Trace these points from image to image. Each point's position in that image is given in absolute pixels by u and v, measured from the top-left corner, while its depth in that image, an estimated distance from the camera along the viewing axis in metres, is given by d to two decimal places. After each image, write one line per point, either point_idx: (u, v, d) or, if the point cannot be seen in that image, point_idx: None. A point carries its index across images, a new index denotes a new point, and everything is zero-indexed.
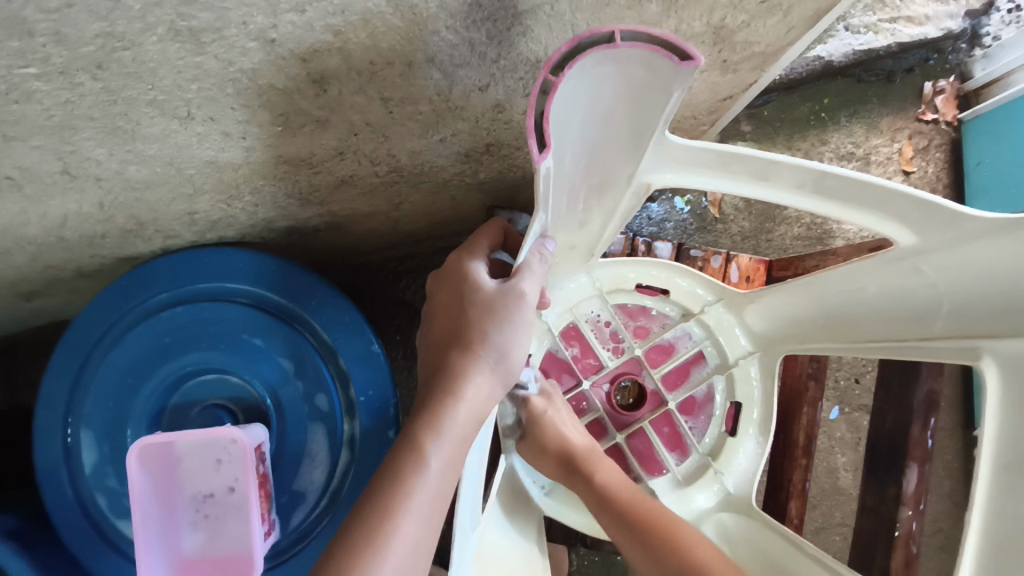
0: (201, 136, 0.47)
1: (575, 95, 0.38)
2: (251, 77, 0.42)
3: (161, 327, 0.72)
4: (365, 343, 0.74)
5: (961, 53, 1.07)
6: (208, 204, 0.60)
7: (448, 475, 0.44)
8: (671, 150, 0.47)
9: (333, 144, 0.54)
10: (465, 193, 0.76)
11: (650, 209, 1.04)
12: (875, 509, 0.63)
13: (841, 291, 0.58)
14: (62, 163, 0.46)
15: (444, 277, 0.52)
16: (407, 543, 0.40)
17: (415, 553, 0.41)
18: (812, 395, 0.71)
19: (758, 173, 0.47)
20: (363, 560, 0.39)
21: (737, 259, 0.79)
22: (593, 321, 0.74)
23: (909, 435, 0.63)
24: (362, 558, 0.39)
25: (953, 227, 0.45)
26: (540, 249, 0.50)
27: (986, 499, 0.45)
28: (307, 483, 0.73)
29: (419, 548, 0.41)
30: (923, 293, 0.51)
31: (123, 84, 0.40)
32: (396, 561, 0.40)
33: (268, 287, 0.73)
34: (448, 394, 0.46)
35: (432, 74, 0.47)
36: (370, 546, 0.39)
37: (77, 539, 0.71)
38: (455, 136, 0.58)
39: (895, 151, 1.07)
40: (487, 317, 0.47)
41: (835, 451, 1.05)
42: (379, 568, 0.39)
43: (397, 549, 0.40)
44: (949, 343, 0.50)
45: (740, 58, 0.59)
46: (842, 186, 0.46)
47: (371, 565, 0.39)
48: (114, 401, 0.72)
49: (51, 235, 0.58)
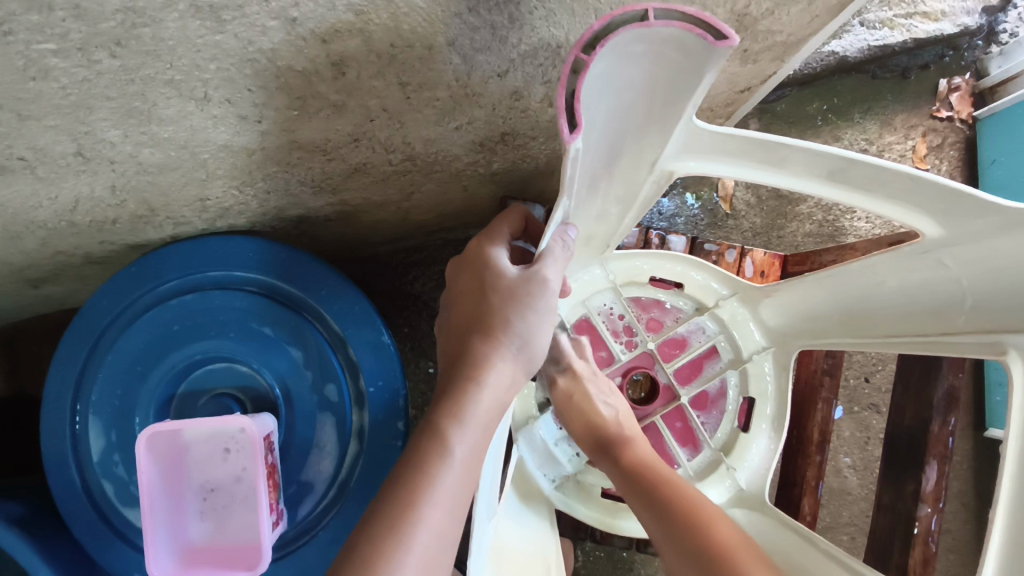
0: (217, 119, 0.46)
1: (605, 75, 0.37)
2: (270, 58, 0.41)
3: (171, 314, 0.72)
4: (375, 333, 0.73)
5: (977, 50, 1.06)
6: (220, 190, 0.60)
7: (471, 465, 0.43)
8: (695, 135, 0.46)
9: (348, 130, 0.53)
10: (477, 184, 0.75)
11: (661, 204, 1.04)
12: (893, 506, 0.63)
13: (860, 286, 0.57)
14: (77, 145, 0.46)
15: (465, 264, 0.51)
16: (433, 533, 0.40)
17: (441, 543, 0.40)
18: (827, 390, 0.70)
19: (785, 160, 0.46)
20: (388, 551, 0.38)
21: (752, 254, 0.78)
22: (606, 314, 0.73)
23: (928, 432, 0.62)
24: (388, 548, 0.38)
25: (983, 218, 0.44)
26: (563, 236, 0.48)
27: (1012, 496, 0.44)
28: (315, 474, 0.73)
29: (444, 538, 0.41)
30: (946, 287, 0.50)
31: (141, 62, 0.39)
32: (422, 551, 0.39)
33: (279, 276, 0.72)
34: (470, 381, 0.45)
35: (452, 59, 0.47)
36: (396, 535, 0.39)
37: (85, 526, 0.71)
38: (471, 124, 0.57)
39: (909, 148, 1.06)
40: (508, 304, 0.47)
41: (844, 450, 1.05)
42: (404, 558, 0.38)
43: (423, 539, 0.39)
44: (972, 337, 0.49)
45: (761, 48, 0.58)
46: (871, 175, 0.45)
47: (398, 555, 0.38)
48: (122, 388, 0.71)
49: (63, 219, 0.57)
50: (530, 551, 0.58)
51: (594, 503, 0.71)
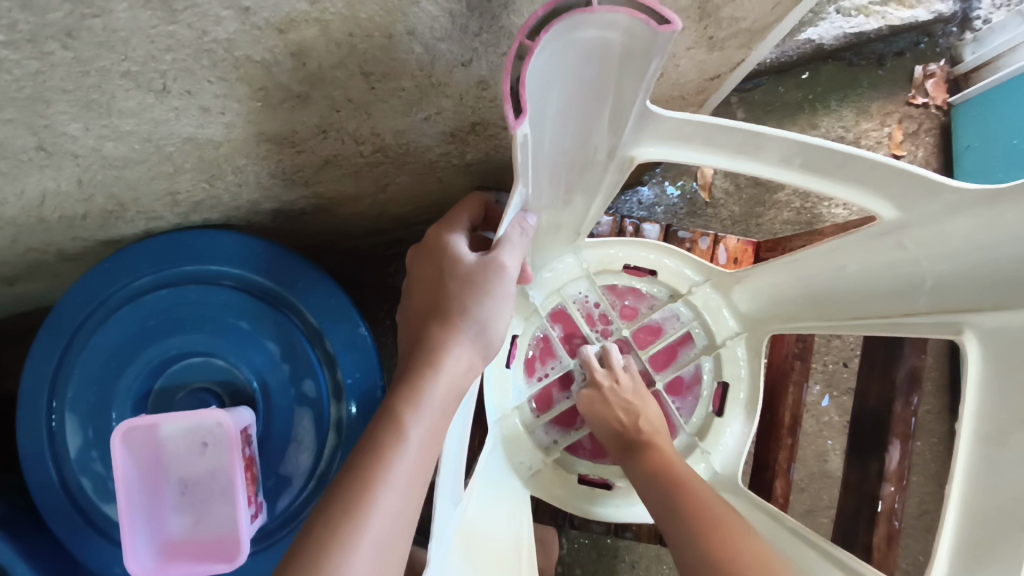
0: (179, 111, 0.46)
1: (553, 62, 0.37)
2: (226, 49, 0.41)
3: (144, 310, 0.71)
4: (352, 326, 0.74)
5: (951, 37, 1.07)
6: (190, 183, 0.59)
7: (428, 446, 0.43)
8: (653, 121, 0.46)
9: (314, 122, 0.53)
10: (453, 175, 0.75)
11: (641, 193, 1.04)
12: (859, 486, 0.64)
13: (823, 270, 0.58)
14: (37, 139, 0.45)
15: (425, 250, 0.52)
16: (388, 514, 0.40)
17: (396, 524, 0.41)
18: (798, 374, 0.71)
19: (743, 145, 0.47)
20: (342, 530, 0.39)
21: (725, 241, 0.79)
22: (581, 302, 0.74)
23: (892, 412, 0.63)
24: (342, 531, 0.39)
25: (935, 200, 0.44)
26: (522, 222, 0.49)
27: (967, 470, 0.46)
28: (293, 467, 0.73)
29: (400, 520, 0.41)
30: (906, 268, 0.51)
31: (95, 54, 0.39)
32: (378, 532, 0.40)
33: (254, 270, 0.72)
34: (428, 365, 0.45)
35: (414, 48, 0.47)
36: (350, 517, 0.39)
37: (63, 523, 0.71)
38: (440, 114, 0.57)
39: (885, 135, 1.07)
40: (468, 288, 0.47)
41: (824, 435, 1.06)
42: (358, 540, 0.39)
43: (378, 520, 0.40)
44: (932, 318, 0.50)
45: (727, 35, 0.58)
46: (827, 159, 0.46)
47: (353, 535, 0.39)
48: (98, 384, 0.71)
49: (31, 215, 0.57)
50: (500, 533, 0.58)
51: (572, 488, 0.72)
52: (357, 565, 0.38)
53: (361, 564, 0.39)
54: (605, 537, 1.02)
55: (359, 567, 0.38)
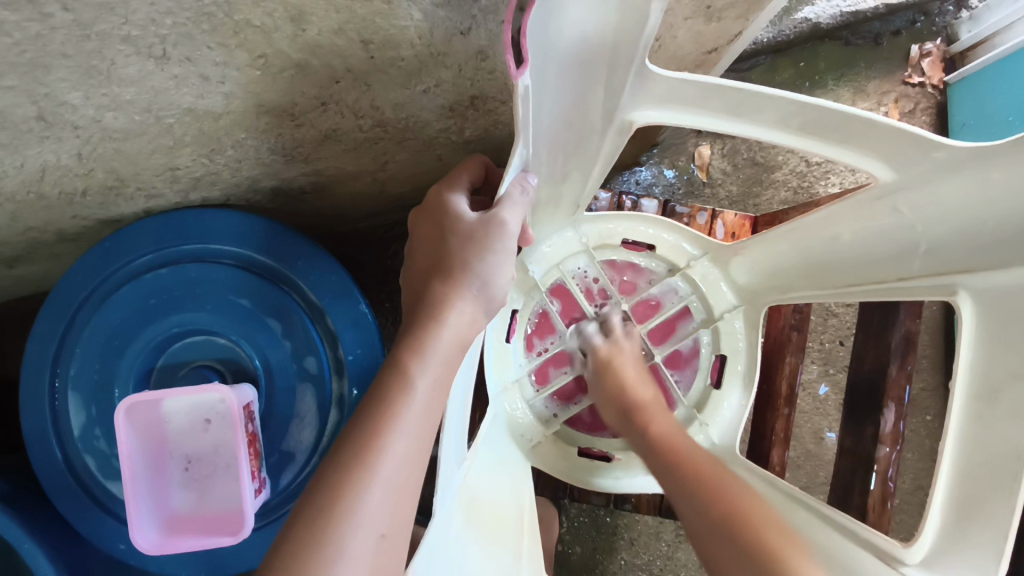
0: (178, 80, 0.47)
1: (553, 14, 0.36)
2: (225, 12, 0.41)
3: (146, 288, 0.72)
4: (353, 303, 0.74)
5: (948, 15, 1.07)
6: (189, 157, 0.59)
7: (434, 397, 0.44)
8: (648, 79, 0.46)
9: (314, 93, 0.53)
10: (452, 153, 0.75)
11: (639, 174, 1.05)
12: (854, 451, 0.65)
13: (818, 239, 0.59)
14: (37, 108, 0.46)
15: (426, 212, 0.52)
16: (399, 459, 0.41)
17: (405, 469, 0.41)
18: (794, 346, 0.72)
19: (745, 106, 0.47)
20: (355, 474, 0.40)
21: (723, 216, 0.80)
22: (580, 277, 0.75)
23: (887, 376, 0.64)
24: (354, 475, 0.40)
25: (929, 161, 0.45)
26: (522, 182, 0.48)
27: (961, 426, 0.47)
28: (296, 443, 0.74)
29: (409, 466, 0.42)
30: (901, 233, 0.51)
31: (95, 17, 0.39)
32: (387, 478, 0.40)
33: (254, 248, 0.72)
34: (430, 319, 0.46)
35: (412, 14, 0.47)
36: (362, 462, 0.40)
37: (69, 500, 0.72)
38: (439, 86, 0.58)
39: (882, 114, 1.07)
40: (468, 246, 0.47)
41: (820, 413, 1.07)
42: (369, 484, 0.39)
43: (389, 465, 0.40)
44: (928, 281, 0.51)
45: (724, 5, 0.58)
46: (824, 121, 0.46)
47: (363, 480, 0.39)
48: (100, 361, 0.71)
49: (31, 191, 0.57)
50: (502, 495, 0.59)
51: (573, 460, 0.73)
52: (369, 507, 0.39)
53: (372, 505, 0.39)
54: (604, 511, 1.03)
55: (371, 509, 0.39)
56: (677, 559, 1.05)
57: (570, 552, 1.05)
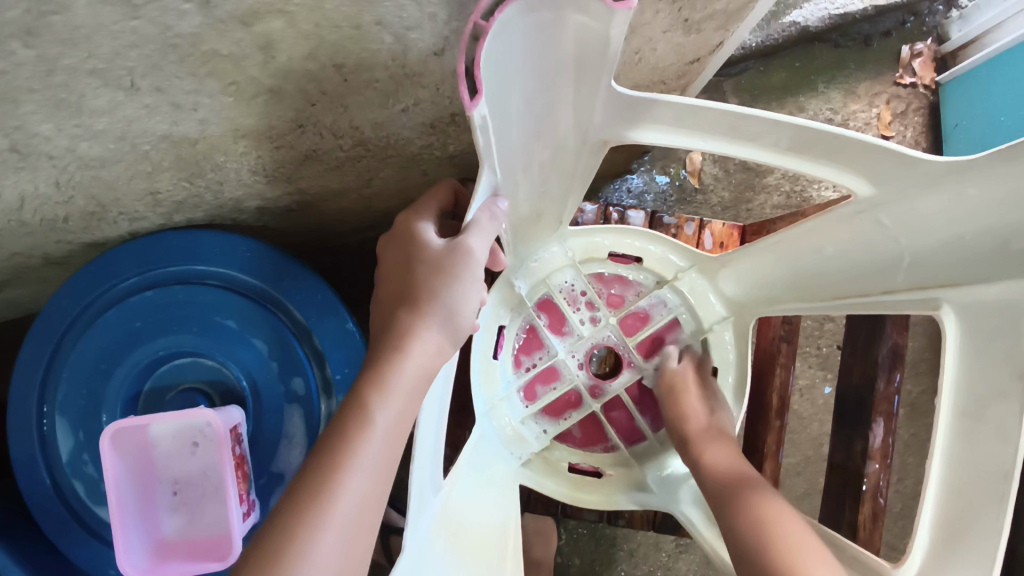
0: (150, 109, 0.46)
1: (506, 47, 0.38)
2: (193, 43, 0.41)
3: (131, 311, 0.71)
4: (339, 321, 0.73)
5: (938, 15, 1.06)
6: (170, 182, 0.59)
7: (394, 430, 0.44)
8: (619, 101, 0.46)
9: (290, 116, 0.53)
10: (437, 167, 0.75)
11: (630, 181, 1.04)
12: (844, 465, 0.64)
13: (805, 250, 0.58)
14: (9, 140, 0.45)
15: (394, 238, 0.52)
16: (354, 496, 0.41)
17: (362, 505, 0.41)
18: (785, 356, 0.71)
19: (722, 125, 0.47)
20: (309, 513, 0.40)
21: (710, 226, 0.79)
22: (568, 291, 0.74)
23: (876, 390, 0.63)
24: (310, 514, 0.40)
25: (911, 174, 0.44)
26: (491, 207, 0.49)
27: (948, 439, 0.46)
28: (285, 464, 0.73)
29: (366, 501, 0.42)
30: (886, 245, 0.50)
31: (59, 52, 0.39)
32: (342, 516, 0.40)
33: (240, 269, 0.72)
34: (399, 348, 0.45)
35: (384, 38, 0.47)
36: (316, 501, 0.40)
37: (58, 526, 0.71)
38: (417, 106, 0.57)
39: (873, 116, 1.06)
40: (443, 272, 0.47)
41: (818, 418, 1.06)
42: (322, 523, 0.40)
43: (344, 503, 0.40)
44: (910, 294, 0.50)
45: (702, 17, 0.58)
46: (806, 137, 0.46)
47: (316, 520, 0.40)
48: (87, 387, 0.71)
49: (11, 219, 0.57)
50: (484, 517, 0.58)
51: (562, 477, 0.73)
52: (322, 546, 0.40)
53: (325, 544, 0.40)
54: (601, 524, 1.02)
55: (325, 547, 0.40)
56: (677, 570, 1.04)
57: (569, 565, 1.04)
